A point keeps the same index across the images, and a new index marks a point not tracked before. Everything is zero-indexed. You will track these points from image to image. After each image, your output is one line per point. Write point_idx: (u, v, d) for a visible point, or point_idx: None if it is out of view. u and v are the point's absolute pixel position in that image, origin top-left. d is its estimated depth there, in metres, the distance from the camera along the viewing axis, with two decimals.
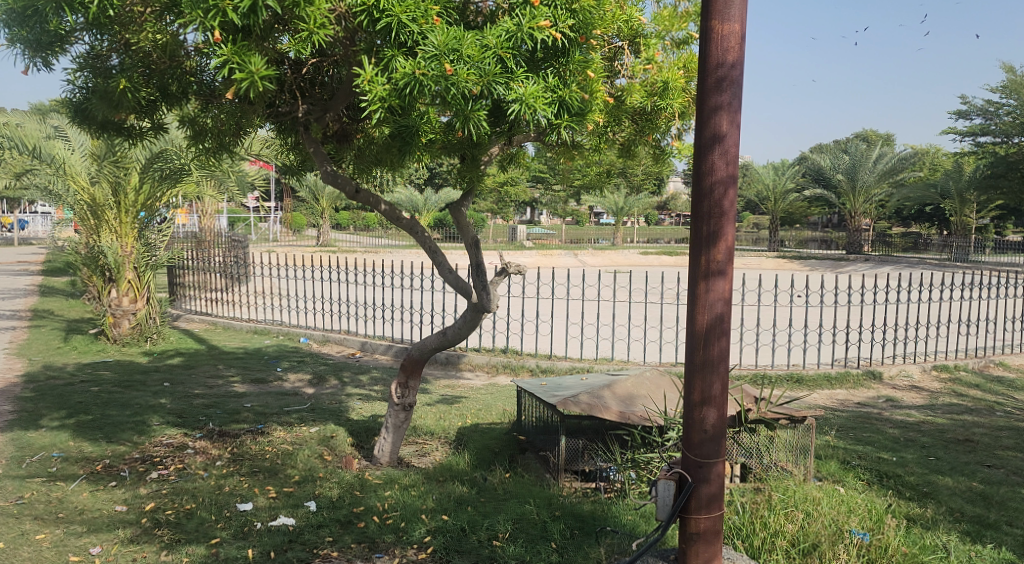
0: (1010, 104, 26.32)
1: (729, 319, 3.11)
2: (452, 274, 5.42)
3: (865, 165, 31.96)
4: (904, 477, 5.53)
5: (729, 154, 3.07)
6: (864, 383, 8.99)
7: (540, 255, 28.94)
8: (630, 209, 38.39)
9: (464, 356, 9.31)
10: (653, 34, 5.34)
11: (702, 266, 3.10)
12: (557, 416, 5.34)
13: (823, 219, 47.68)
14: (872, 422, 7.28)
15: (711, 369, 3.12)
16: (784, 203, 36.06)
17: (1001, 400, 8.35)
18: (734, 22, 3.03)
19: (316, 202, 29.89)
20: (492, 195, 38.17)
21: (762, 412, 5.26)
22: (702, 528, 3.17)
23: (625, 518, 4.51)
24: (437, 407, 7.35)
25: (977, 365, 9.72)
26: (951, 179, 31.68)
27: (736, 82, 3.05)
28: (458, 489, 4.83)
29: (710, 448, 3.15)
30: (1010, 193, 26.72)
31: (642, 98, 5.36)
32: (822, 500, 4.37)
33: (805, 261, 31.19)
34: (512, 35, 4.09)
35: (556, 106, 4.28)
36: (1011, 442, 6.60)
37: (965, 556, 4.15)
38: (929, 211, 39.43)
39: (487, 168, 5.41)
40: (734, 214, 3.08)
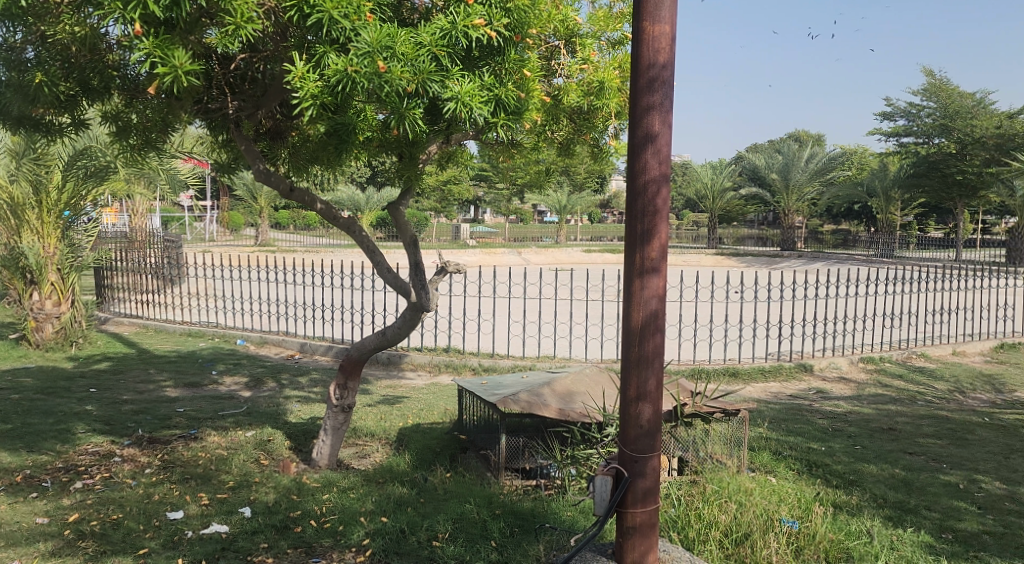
0: (930, 106, 27.51)
1: (663, 315, 3.17)
2: (391, 274, 5.36)
3: (797, 165, 32.97)
4: (832, 466, 5.73)
5: (662, 153, 3.11)
6: (796, 375, 9.28)
7: (483, 253, 28.92)
8: (573, 207, 38.66)
9: (406, 356, 9.24)
10: (588, 34, 5.46)
11: (637, 263, 3.14)
12: (496, 415, 5.33)
13: (759, 216, 48.93)
14: (803, 413, 7.53)
15: (646, 365, 3.16)
16: (721, 201, 36.86)
17: (923, 390, 8.73)
18: (664, 23, 3.07)
19: (252, 200, 29.18)
20: (435, 193, 37.92)
21: (698, 406, 5.36)
22: (638, 522, 3.21)
23: (564, 514, 4.55)
24: (378, 408, 7.27)
25: (901, 357, 10.13)
26: (877, 178, 33.00)
27: (667, 82, 3.10)
28: (398, 491, 4.79)
29: (645, 443, 3.19)
30: (931, 192, 28.07)
31: (579, 98, 5.41)
32: (754, 490, 4.49)
33: (741, 258, 31.98)
34: (447, 33, 4.07)
35: (493, 104, 4.27)
36: (931, 430, 6.91)
37: (888, 540, 4.31)
38: (857, 208, 40.97)
39: (426, 167, 5.37)
40: (667, 213, 3.13)
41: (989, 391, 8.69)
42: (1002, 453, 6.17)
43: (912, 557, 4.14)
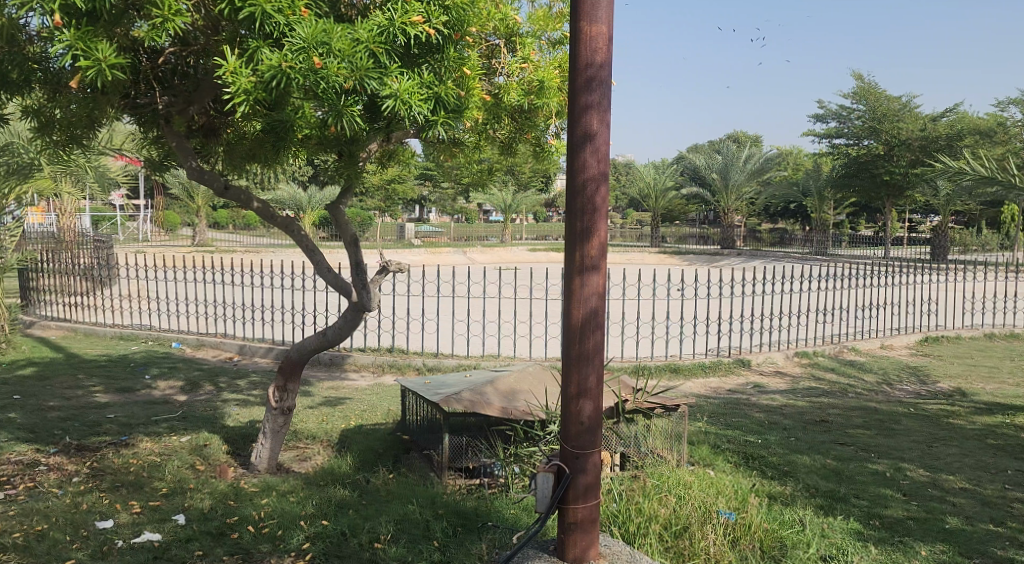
0: (860, 109, 28.47)
1: (603, 312, 3.20)
2: (331, 273, 5.28)
3: (736, 165, 33.76)
4: (767, 458, 5.90)
5: (600, 152, 3.14)
6: (734, 370, 9.51)
7: (428, 253, 28.76)
8: (518, 206, 38.80)
9: (348, 357, 9.13)
10: (528, 34, 5.52)
11: (577, 262, 3.17)
12: (439, 415, 5.30)
13: (699, 215, 49.91)
14: (741, 407, 7.72)
15: (587, 362, 3.19)
16: (663, 201, 37.48)
17: (853, 382, 9.05)
18: (601, 23, 3.11)
19: (189, 199, 28.38)
20: (379, 192, 37.51)
21: (638, 402, 5.49)
22: (579, 518, 3.24)
23: (507, 513, 4.56)
24: (320, 409, 7.16)
25: (833, 351, 10.47)
26: (811, 179, 34.04)
27: (604, 82, 3.12)
28: (340, 493, 4.73)
29: (586, 440, 3.22)
30: (861, 192, 29.07)
31: (519, 97, 5.45)
32: (693, 484, 4.59)
33: (683, 256, 32.58)
34: (385, 30, 4.04)
35: (433, 102, 4.24)
36: (860, 421, 7.16)
37: (819, 528, 4.46)
38: (793, 207, 42.20)
39: (366, 165, 5.29)
40: (606, 211, 3.16)
41: (914, 382, 9.06)
42: (925, 441, 6.45)
43: (843, 544, 4.29)
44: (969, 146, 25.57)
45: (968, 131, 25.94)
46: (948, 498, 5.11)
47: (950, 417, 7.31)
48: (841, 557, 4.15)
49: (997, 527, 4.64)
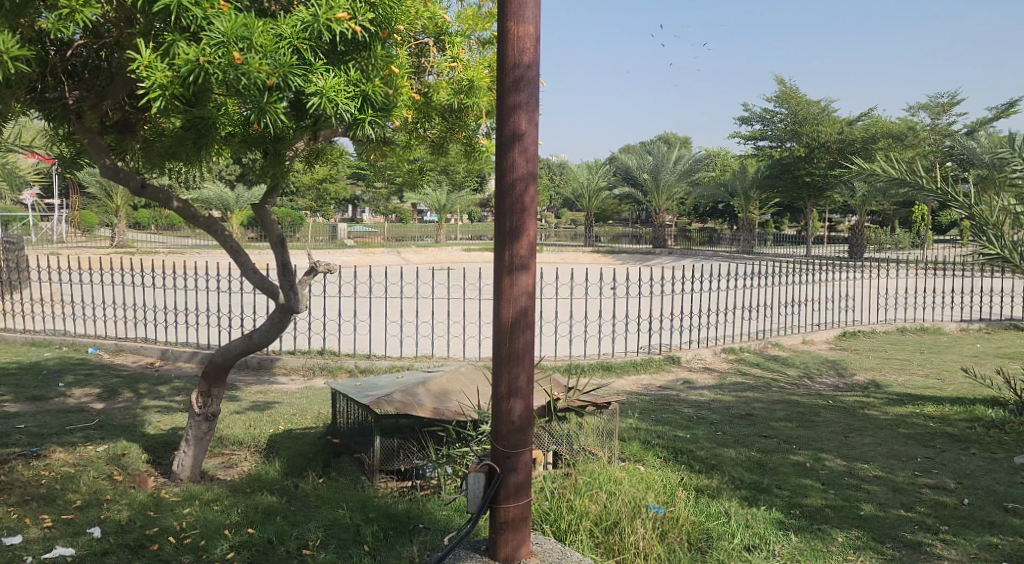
0: (782, 113, 29.43)
1: (532, 311, 3.21)
2: (256, 275, 5.14)
3: (666, 166, 34.46)
4: (695, 452, 6.04)
5: (528, 152, 3.15)
6: (665, 367, 9.71)
7: (361, 253, 28.39)
8: (452, 206, 38.71)
9: (278, 361, 8.93)
10: (457, 33, 5.52)
11: (506, 261, 3.17)
12: (370, 417, 5.26)
13: (632, 215, 50.72)
14: (670, 403, 7.88)
15: (517, 361, 3.19)
16: (597, 200, 37.98)
17: (776, 376, 9.37)
18: (528, 24, 3.11)
19: (107, 199, 27.19)
20: (310, 191, 36.78)
21: (570, 399, 5.57)
22: (511, 517, 3.24)
23: (439, 514, 4.53)
24: (247, 414, 6.98)
25: (758, 347, 10.80)
26: (738, 180, 35.08)
27: (532, 82, 3.13)
28: (267, 500, 4.61)
29: (517, 438, 3.23)
30: (785, 193, 30.13)
31: (449, 96, 5.44)
32: (623, 480, 4.65)
33: (616, 255, 33.07)
34: (308, 26, 3.96)
35: (360, 100, 4.17)
36: (783, 414, 7.42)
37: (743, 518, 4.59)
38: (721, 207, 43.41)
39: (292, 164, 5.17)
40: (534, 210, 3.17)
41: (833, 375, 9.43)
42: (843, 432, 6.72)
43: (765, 533, 4.43)
44: (883, 149, 26.67)
45: (882, 135, 27.08)
46: (863, 486, 5.33)
47: (865, 408, 7.64)
48: (763, 546, 4.29)
49: (908, 512, 4.86)
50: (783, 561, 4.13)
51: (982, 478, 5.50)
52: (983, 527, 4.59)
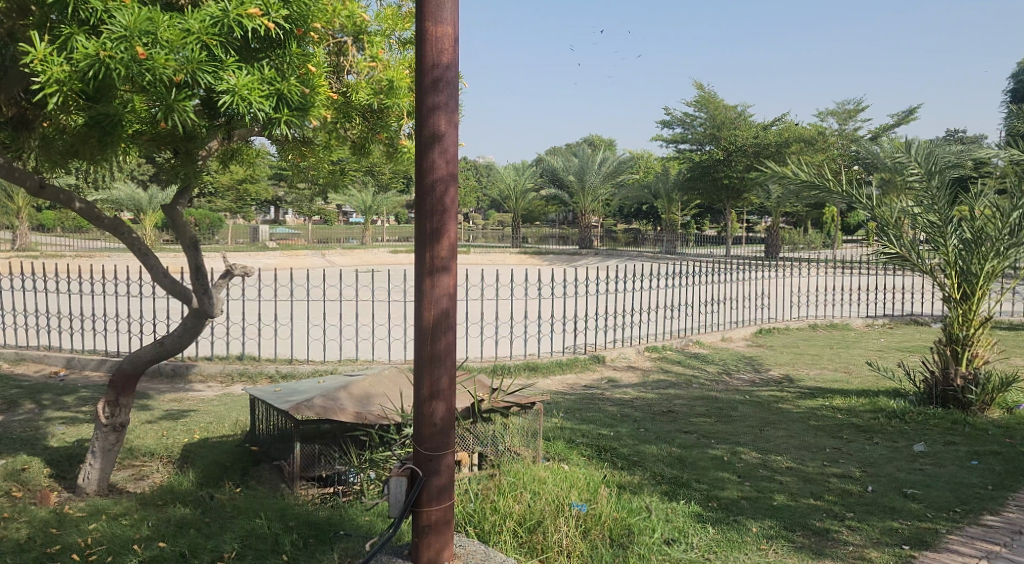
0: (702, 117, 30.30)
1: (454, 313, 3.19)
2: (167, 279, 4.96)
3: (591, 168, 35.02)
4: (618, 449, 6.14)
5: (448, 153, 3.13)
6: (590, 366, 9.84)
7: (285, 256, 27.77)
8: (379, 207, 38.34)
9: (193, 368, 8.62)
10: (377, 32, 5.48)
11: (427, 263, 3.14)
12: (289, 423, 5.13)
13: (558, 217, 51.24)
14: (595, 402, 8.00)
15: (439, 362, 3.16)
16: (523, 201, 38.24)
17: (697, 373, 9.63)
18: (447, 24, 3.09)
19: (8, 200, 25.72)
20: (230, 193, 35.73)
21: (494, 401, 5.56)
22: (433, 520, 3.22)
23: (361, 520, 4.46)
24: (160, 424, 6.71)
25: (680, 345, 11.09)
26: (660, 181, 35.92)
27: (451, 82, 3.11)
28: (180, 512, 4.44)
29: (439, 441, 3.20)
30: (705, 194, 31.04)
31: (368, 96, 5.38)
32: (547, 479, 4.69)
33: (543, 256, 33.36)
34: (218, 21, 3.83)
35: (275, 99, 4.07)
36: (702, 409, 7.63)
37: (663, 513, 4.70)
38: (646, 208, 44.40)
39: (206, 164, 5.00)
40: (455, 211, 3.15)
41: (750, 371, 9.77)
42: (758, 426, 6.97)
43: (684, 527, 4.56)
44: (795, 153, 27.82)
45: (794, 139, 28.26)
46: (777, 477, 5.53)
47: (779, 402, 7.93)
48: (682, 539, 4.42)
49: (817, 501, 5.07)
50: (701, 553, 4.26)
51: (885, 466, 5.79)
52: (885, 512, 4.83)
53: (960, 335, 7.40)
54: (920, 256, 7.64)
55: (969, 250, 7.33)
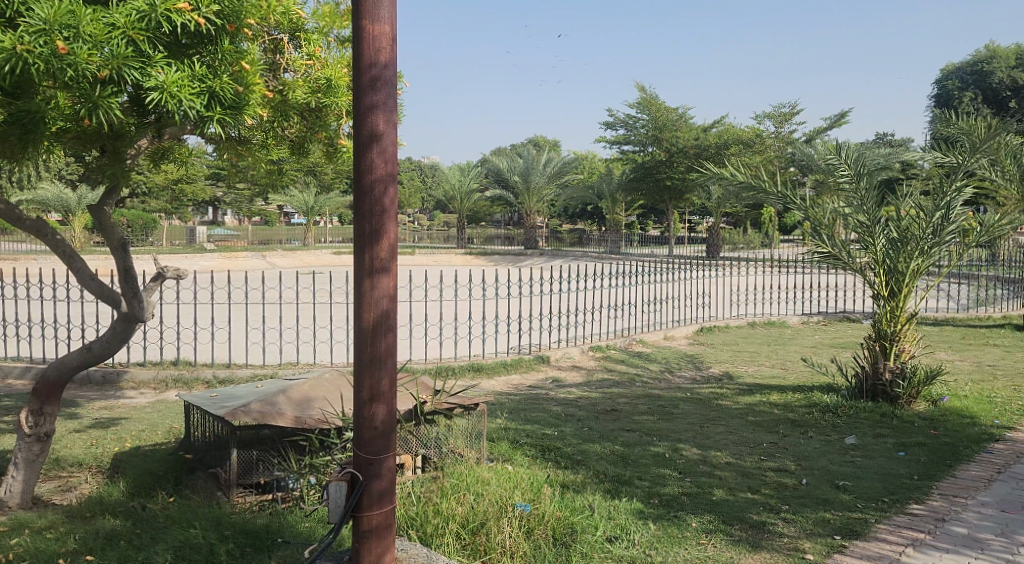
0: (643, 118, 30.70)
1: (395, 315, 3.14)
2: (93, 282, 4.78)
3: (536, 169, 35.19)
4: (561, 449, 6.17)
5: (387, 152, 3.08)
6: (535, 366, 9.87)
7: (223, 257, 27.11)
8: (321, 208, 37.77)
9: (125, 374, 8.34)
10: (314, 30, 5.43)
11: (366, 263, 3.08)
12: (226, 429, 4.99)
13: (504, 217, 51.36)
14: (539, 402, 8.03)
15: (380, 365, 3.11)
16: (468, 202, 38.20)
17: (640, 372, 9.77)
18: (384, 23, 3.05)
19: None
20: (165, 192, 34.65)
21: (438, 403, 5.49)
22: (374, 524, 3.16)
23: (301, 527, 4.36)
24: (88, 433, 6.46)
25: (623, 344, 11.23)
26: (604, 182, 36.32)
27: (389, 82, 3.07)
28: (110, 524, 4.29)
29: (380, 444, 3.15)
30: (648, 195, 31.53)
31: (306, 95, 5.29)
32: (491, 480, 4.69)
33: (488, 256, 33.37)
34: (145, 15, 3.72)
35: (206, 97, 3.99)
36: (645, 407, 7.74)
37: (606, 511, 4.74)
38: (590, 208, 44.91)
39: (136, 162, 4.83)
40: (394, 212, 3.11)
41: (691, 369, 9.95)
42: (699, 422, 7.10)
43: (625, 524, 4.60)
44: (734, 155, 28.52)
45: (732, 141, 28.94)
46: (716, 472, 5.65)
47: (719, 399, 8.09)
48: (624, 536, 4.46)
49: (755, 495, 5.18)
50: (642, 549, 4.31)
51: (818, 459, 5.96)
52: (818, 504, 4.97)
53: (888, 331, 7.68)
54: (851, 255, 7.92)
55: (896, 249, 7.62)
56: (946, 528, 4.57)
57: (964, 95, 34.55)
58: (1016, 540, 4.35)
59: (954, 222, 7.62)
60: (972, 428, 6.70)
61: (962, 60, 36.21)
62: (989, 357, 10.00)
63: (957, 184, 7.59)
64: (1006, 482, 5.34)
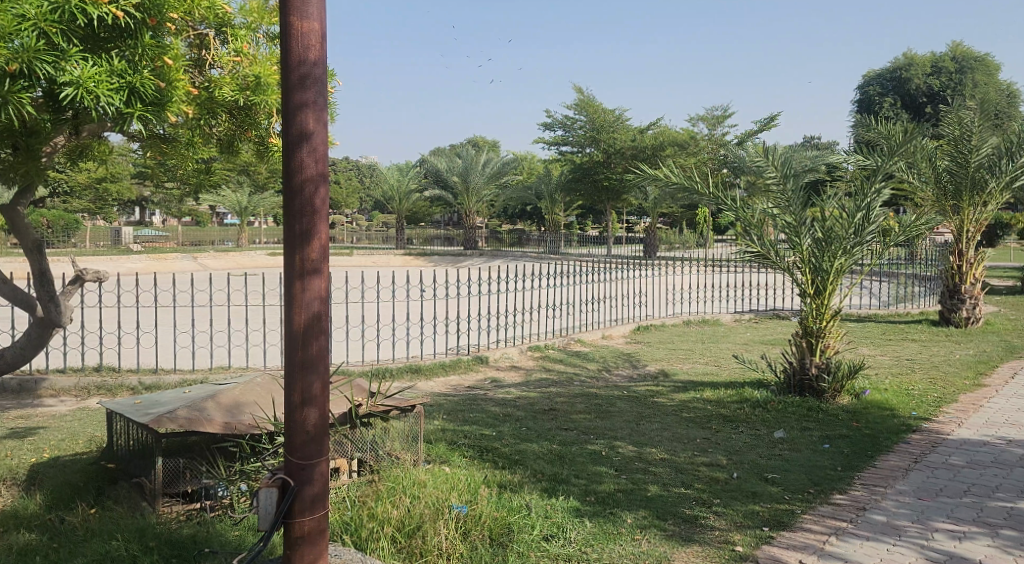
0: (581, 119, 30.99)
1: (327, 317, 3.08)
2: (6, 287, 4.53)
3: (475, 169, 35.18)
4: (499, 449, 6.17)
5: (317, 152, 3.02)
6: (474, 367, 9.85)
7: (151, 260, 26.23)
8: (255, 208, 36.95)
9: (44, 382, 7.97)
10: (242, 25, 5.27)
11: (296, 265, 3.01)
12: (151, 437, 4.82)
13: (444, 218, 51.23)
14: (478, 402, 8.02)
15: (311, 368, 3.04)
16: (407, 203, 37.94)
17: (578, 371, 9.85)
18: (313, 20, 2.98)
19: None
20: (88, 192, 33.27)
21: (373, 405, 5.37)
22: (306, 530, 3.09)
23: (231, 536, 4.25)
24: (3, 443, 6.16)
25: (561, 343, 11.32)
26: (542, 182, 36.53)
27: (318, 80, 3.01)
28: (25, 539, 4.10)
29: (312, 448, 3.07)
30: (586, 195, 31.88)
31: (234, 92, 5.15)
32: (428, 482, 4.66)
33: (428, 257, 33.23)
34: (57, 7, 3.60)
35: (125, 93, 3.86)
36: (582, 406, 7.81)
37: (543, 510, 4.76)
38: (530, 209, 45.25)
39: (51, 160, 4.60)
40: (326, 213, 3.04)
41: (628, 367, 10.10)
42: (635, 420, 7.20)
43: (562, 522, 4.63)
44: (670, 157, 29.12)
45: (668, 143, 29.54)
46: (650, 469, 5.74)
47: (655, 397, 8.23)
48: (560, 534, 4.48)
49: (687, 490, 5.29)
50: (578, 546, 4.34)
51: (748, 453, 6.12)
52: (747, 497, 5.11)
53: (814, 328, 7.95)
54: (779, 254, 8.17)
55: (821, 249, 7.88)
56: (866, 516, 4.75)
57: (885, 100, 36.07)
58: (931, 526, 4.55)
59: (874, 222, 7.92)
60: (891, 420, 7.00)
61: (882, 67, 37.80)
62: (908, 351, 10.47)
63: (877, 185, 7.85)
64: (921, 471, 5.59)
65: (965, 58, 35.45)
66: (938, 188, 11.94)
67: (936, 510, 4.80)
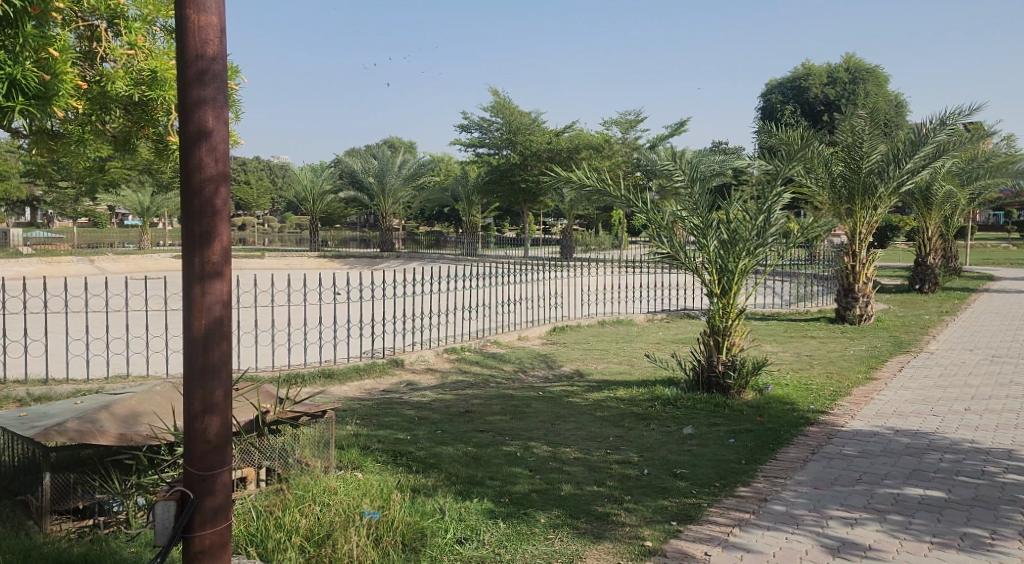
0: (498, 122, 31.01)
1: (229, 321, 2.95)
2: None
3: (392, 170, 34.76)
4: (414, 453, 6.10)
5: (218, 151, 2.90)
6: (388, 370, 9.71)
7: (43, 263, 24.71)
8: (158, 209, 35.32)
9: None
10: (137, 18, 5.07)
11: (196, 268, 2.88)
12: (37, 451, 4.52)
13: (359, 219, 50.44)
14: (392, 406, 7.91)
15: (213, 375, 2.91)
16: (321, 204, 37.15)
17: (493, 373, 9.86)
18: (212, 14, 2.85)
19: None
20: None
21: (281, 412, 5.22)
22: (207, 544, 2.96)
23: (127, 553, 4.04)
24: None
25: (478, 345, 11.30)
26: (459, 184, 36.39)
27: (218, 76, 2.89)
28: None
29: (213, 459, 2.94)
30: (503, 196, 32.00)
31: (128, 87, 4.94)
32: (338, 489, 4.56)
33: (343, 259, 32.61)
34: None
35: (5, 85, 3.81)
36: (498, 408, 7.82)
37: (456, 513, 4.74)
38: (447, 211, 45.11)
39: None
40: (227, 214, 2.92)
41: (544, 368, 10.18)
42: (550, 420, 7.25)
43: (475, 525, 4.62)
44: (584, 159, 29.55)
45: (583, 146, 29.98)
46: (564, 468, 5.79)
47: (570, 396, 8.31)
48: (473, 537, 4.46)
49: (600, 488, 5.36)
50: (491, 548, 4.33)
51: (658, 450, 6.26)
52: (657, 493, 5.23)
53: (721, 326, 8.21)
54: (687, 255, 8.37)
55: (726, 250, 8.14)
56: (768, 507, 4.93)
57: (786, 108, 37.76)
58: (826, 514, 4.77)
59: (775, 224, 8.22)
60: (792, 413, 7.30)
61: (784, 76, 39.61)
62: (807, 347, 10.97)
63: (778, 190, 8.14)
64: (818, 461, 5.86)
65: (857, 69, 37.48)
66: (834, 193, 12.58)
67: (831, 498, 5.04)
